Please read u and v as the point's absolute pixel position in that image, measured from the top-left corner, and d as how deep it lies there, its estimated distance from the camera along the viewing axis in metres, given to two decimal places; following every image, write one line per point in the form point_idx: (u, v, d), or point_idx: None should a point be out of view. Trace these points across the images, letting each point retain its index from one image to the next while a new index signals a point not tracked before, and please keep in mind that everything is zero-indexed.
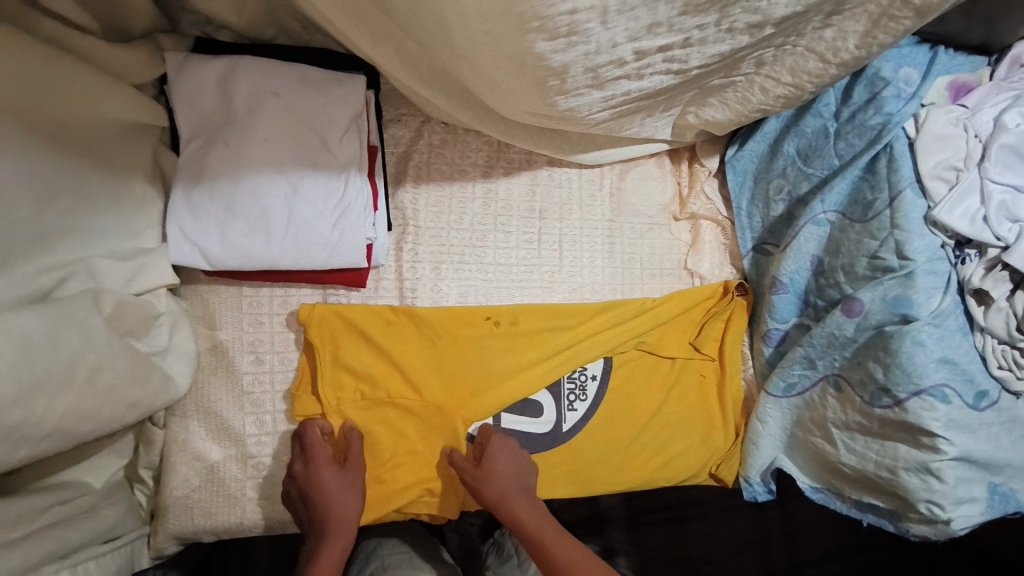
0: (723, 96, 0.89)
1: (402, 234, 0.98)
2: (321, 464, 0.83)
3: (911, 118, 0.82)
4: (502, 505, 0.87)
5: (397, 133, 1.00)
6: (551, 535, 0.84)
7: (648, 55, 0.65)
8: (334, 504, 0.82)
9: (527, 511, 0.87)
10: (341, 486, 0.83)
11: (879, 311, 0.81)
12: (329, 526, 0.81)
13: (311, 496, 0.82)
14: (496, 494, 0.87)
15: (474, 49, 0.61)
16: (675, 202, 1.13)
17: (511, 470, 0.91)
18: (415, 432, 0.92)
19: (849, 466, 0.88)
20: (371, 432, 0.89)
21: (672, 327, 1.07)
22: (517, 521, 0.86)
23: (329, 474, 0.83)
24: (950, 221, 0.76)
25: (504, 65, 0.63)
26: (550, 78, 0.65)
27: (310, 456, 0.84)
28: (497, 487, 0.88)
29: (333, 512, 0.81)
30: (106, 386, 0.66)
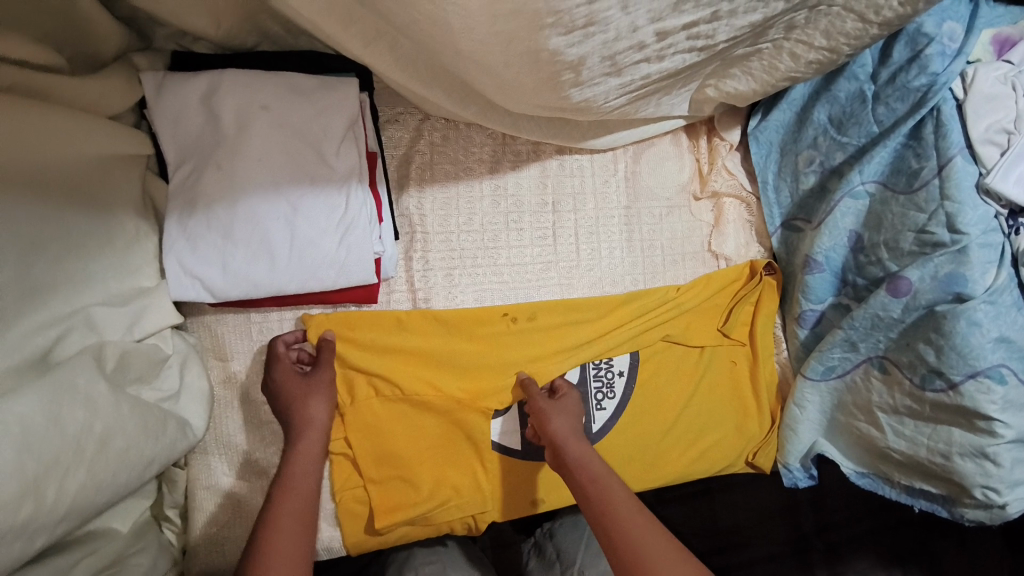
0: (747, 66, 0.81)
1: (410, 242, 0.93)
2: (288, 378, 0.80)
3: (958, 78, 0.75)
4: (567, 448, 0.84)
5: (396, 134, 0.93)
6: (610, 490, 0.80)
7: (672, 34, 0.59)
8: (298, 410, 0.78)
9: (588, 458, 0.83)
10: (311, 396, 0.80)
11: (929, 290, 0.74)
12: (295, 434, 0.78)
13: (284, 406, 0.79)
14: (563, 437, 0.85)
15: (481, 51, 0.55)
16: (694, 180, 1.07)
17: (574, 411, 0.90)
18: (437, 428, 0.88)
19: (898, 451, 0.82)
20: (391, 431, 0.86)
21: (700, 313, 1.03)
22: (582, 465, 0.82)
23: (297, 385, 0.80)
24: (1005, 189, 0.70)
25: (514, 64, 0.57)
26: (562, 72, 0.58)
27: (283, 375, 0.80)
28: (565, 427, 0.86)
29: (303, 424, 0.78)
30: (120, 450, 0.63)
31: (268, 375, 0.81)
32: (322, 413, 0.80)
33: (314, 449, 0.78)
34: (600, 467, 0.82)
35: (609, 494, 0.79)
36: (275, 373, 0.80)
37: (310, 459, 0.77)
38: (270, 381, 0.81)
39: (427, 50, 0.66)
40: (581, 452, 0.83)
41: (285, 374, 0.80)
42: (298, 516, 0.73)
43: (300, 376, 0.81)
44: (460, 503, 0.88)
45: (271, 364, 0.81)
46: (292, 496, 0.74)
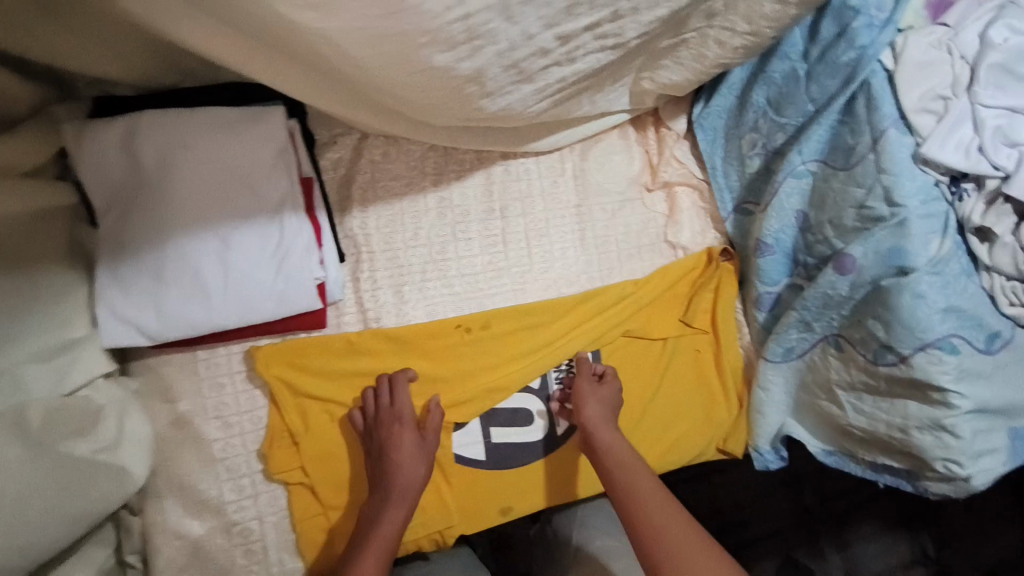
0: (677, 56, 0.79)
1: (357, 262, 0.91)
2: (402, 429, 0.85)
3: (888, 49, 0.70)
4: (597, 433, 0.89)
5: (335, 156, 0.91)
6: (644, 485, 0.84)
7: (573, 39, 0.57)
8: (400, 470, 0.83)
9: (623, 455, 0.87)
10: (413, 454, 0.85)
11: (872, 266, 0.73)
12: (392, 489, 0.83)
13: (380, 454, 0.84)
14: (602, 434, 0.89)
15: (377, 71, 0.54)
16: (645, 172, 1.05)
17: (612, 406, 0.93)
18: None
19: (859, 427, 0.82)
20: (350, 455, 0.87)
21: (658, 305, 1.02)
22: (610, 450, 0.88)
23: (406, 437, 0.85)
24: (942, 157, 0.66)
25: (415, 82, 0.56)
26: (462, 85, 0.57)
27: (406, 422, 0.85)
28: (596, 414, 0.90)
29: (402, 472, 0.83)
30: (41, 511, 0.64)
31: (376, 417, 0.86)
32: (416, 467, 0.84)
33: (403, 495, 0.83)
34: (633, 464, 0.86)
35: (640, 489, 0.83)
36: (387, 418, 0.85)
37: (398, 504, 0.82)
38: (389, 420, 0.85)
39: (333, 73, 0.64)
40: (605, 440, 0.88)
41: (395, 422, 0.85)
42: (383, 558, 0.78)
43: (409, 428, 0.86)
44: (423, 520, 0.90)
45: (393, 403, 0.86)
46: (378, 543, 0.79)
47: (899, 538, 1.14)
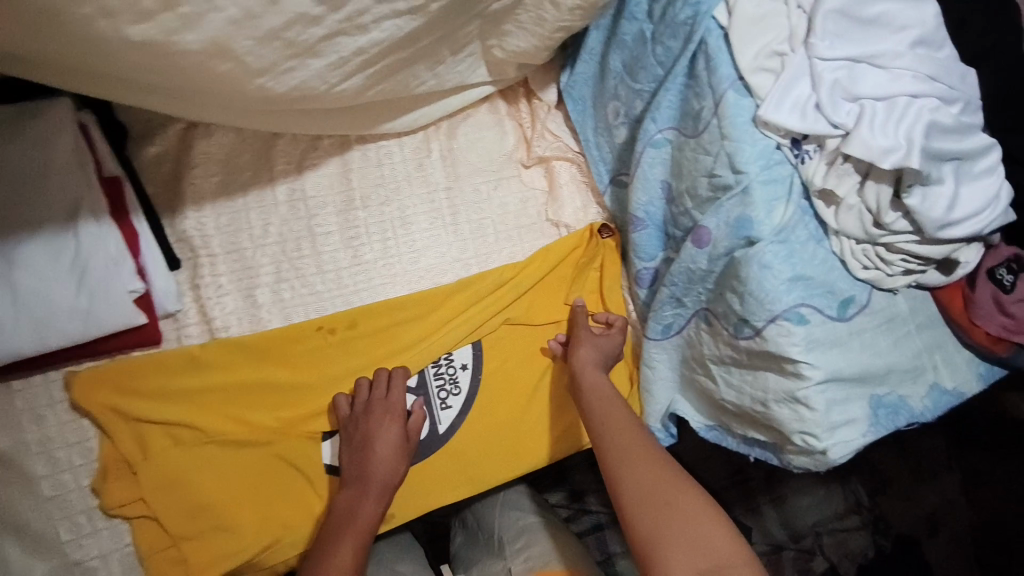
0: (517, 19, 0.73)
1: (195, 267, 0.82)
2: (381, 421, 0.82)
3: (723, 2, 0.64)
4: (583, 375, 0.85)
5: (157, 151, 0.82)
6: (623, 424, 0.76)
7: (347, 4, 0.49)
8: (375, 464, 0.81)
9: (607, 398, 0.81)
10: (394, 449, 0.82)
11: (725, 237, 0.71)
12: (366, 479, 0.80)
13: (361, 445, 0.82)
14: (585, 378, 0.84)
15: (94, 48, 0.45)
16: (521, 147, 0.98)
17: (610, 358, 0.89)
18: (253, 463, 0.82)
19: (731, 403, 0.80)
20: (199, 478, 0.80)
21: (540, 288, 0.97)
22: (594, 390, 0.82)
23: (389, 428, 0.82)
24: (779, 119, 0.62)
25: (148, 61, 0.47)
26: (209, 62, 0.48)
27: (384, 414, 0.83)
28: (587, 358, 0.87)
29: (377, 464, 0.81)
30: None
31: (365, 407, 0.83)
32: (393, 462, 0.81)
33: (381, 487, 0.80)
34: (618, 406, 0.80)
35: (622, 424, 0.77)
36: (375, 409, 0.83)
37: (374, 497, 0.79)
38: (364, 412, 0.83)
39: (80, 64, 0.55)
40: (591, 381, 0.84)
41: (382, 413, 0.83)
42: (360, 549, 0.74)
43: (397, 420, 0.83)
44: (292, 539, 0.82)
45: (389, 393, 0.85)
46: (355, 530, 0.76)
47: (832, 490, 1.17)
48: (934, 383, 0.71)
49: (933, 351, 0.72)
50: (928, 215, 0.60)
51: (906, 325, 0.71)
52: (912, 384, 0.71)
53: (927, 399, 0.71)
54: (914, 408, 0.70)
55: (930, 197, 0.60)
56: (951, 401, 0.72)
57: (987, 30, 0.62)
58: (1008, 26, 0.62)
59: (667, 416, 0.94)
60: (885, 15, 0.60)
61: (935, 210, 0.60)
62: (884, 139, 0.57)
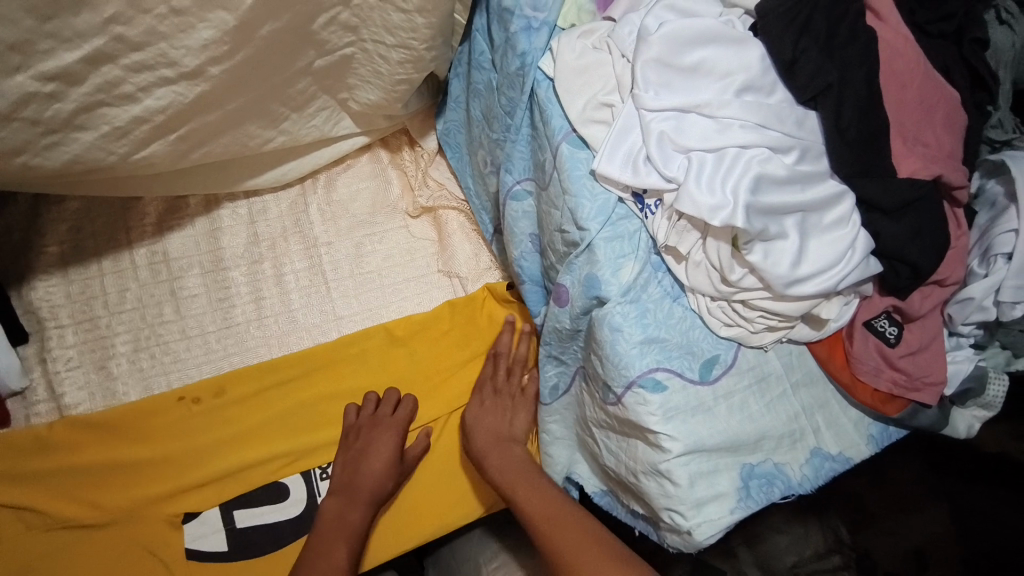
0: (357, 73, 0.69)
1: (42, 340, 0.80)
2: (385, 437, 0.81)
3: (548, 54, 0.62)
4: (472, 435, 0.82)
5: (5, 223, 0.80)
6: (541, 492, 0.74)
7: (86, 78, 0.50)
8: (368, 475, 0.79)
9: (516, 460, 0.79)
10: (390, 463, 0.81)
11: (579, 296, 0.63)
12: (355, 490, 0.79)
13: (357, 456, 0.81)
14: (483, 438, 0.81)
15: None
16: (406, 197, 0.94)
17: (511, 405, 0.85)
18: (107, 549, 0.75)
19: (613, 470, 0.72)
20: (47, 566, 0.73)
21: (435, 343, 0.90)
22: (483, 456, 0.80)
23: (389, 441, 0.81)
24: (612, 172, 0.57)
25: None
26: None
27: (387, 430, 0.82)
28: (475, 415, 0.83)
29: (368, 476, 0.79)
30: None
31: (371, 423, 0.82)
32: (384, 477, 0.80)
33: (370, 496, 0.79)
34: (507, 454, 0.80)
35: (537, 494, 0.74)
36: (381, 425, 0.82)
37: (363, 504, 0.78)
38: (368, 425, 0.82)
39: None
40: (481, 447, 0.81)
41: (382, 429, 0.82)
42: (350, 556, 0.74)
43: (397, 436, 0.82)
44: None
45: (394, 414, 0.84)
46: (343, 537, 0.75)
47: (810, 527, 0.98)
48: (815, 447, 0.65)
49: (813, 412, 0.66)
50: (775, 272, 0.54)
51: (781, 387, 0.64)
52: (791, 451, 0.64)
53: (805, 469, 0.64)
54: (792, 476, 0.64)
55: (772, 252, 0.55)
56: (832, 468, 0.66)
57: (826, 67, 0.56)
58: (854, 59, 0.56)
59: (566, 479, 0.85)
60: (706, 63, 0.56)
61: (781, 265, 0.55)
62: (711, 195, 0.53)
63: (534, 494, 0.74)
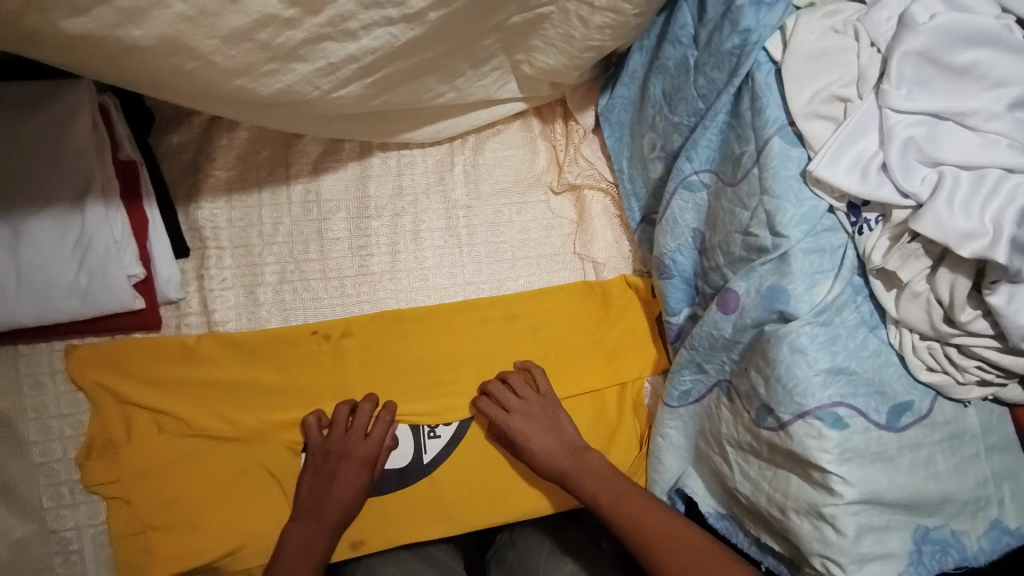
0: (544, 34, 0.67)
1: (202, 258, 0.83)
2: (352, 467, 0.77)
3: (777, 33, 0.57)
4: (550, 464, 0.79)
5: (180, 140, 0.83)
6: (631, 499, 0.75)
7: (323, 8, 0.46)
8: (331, 506, 0.77)
9: (598, 466, 0.78)
10: (360, 489, 0.78)
11: (754, 307, 0.59)
12: (317, 521, 0.76)
13: (327, 481, 0.77)
14: (557, 461, 0.79)
15: (59, 49, 0.43)
16: (551, 170, 0.92)
17: (554, 412, 0.83)
18: (230, 467, 0.79)
19: (744, 495, 0.67)
20: (178, 468, 0.78)
21: (560, 325, 0.89)
22: (561, 475, 0.79)
23: (355, 474, 0.78)
24: (833, 179, 0.52)
25: (126, 68, 0.46)
26: (171, 58, 0.45)
27: (357, 461, 0.78)
28: (548, 445, 0.80)
29: (333, 507, 0.77)
30: None
31: (342, 451, 0.78)
32: (350, 504, 0.78)
33: (332, 525, 0.77)
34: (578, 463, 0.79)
35: (624, 501, 0.75)
36: (347, 451, 0.78)
37: (327, 532, 0.76)
38: (336, 451, 0.78)
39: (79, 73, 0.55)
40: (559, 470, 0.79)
41: (350, 461, 0.78)
42: None
43: (364, 466, 0.78)
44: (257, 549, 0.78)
45: (367, 438, 0.79)
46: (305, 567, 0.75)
47: None
48: (995, 520, 0.59)
49: (1001, 480, 0.59)
50: (1018, 322, 0.48)
51: (973, 447, 0.59)
52: (970, 519, 0.58)
53: (982, 541, 0.58)
54: (967, 547, 0.58)
55: None
56: (1010, 545, 0.59)
57: None
58: None
59: (673, 491, 0.81)
60: (980, 66, 0.50)
61: None
62: (962, 221, 0.48)
63: (626, 502, 0.75)
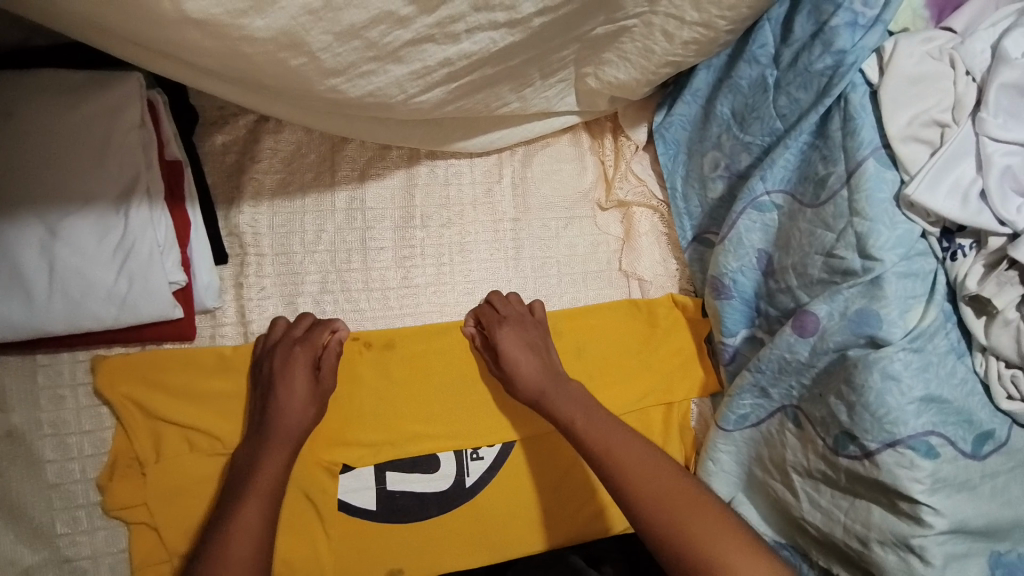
0: (620, 48, 0.66)
1: (241, 265, 0.79)
2: (296, 366, 0.73)
3: (873, 55, 0.59)
4: (527, 380, 0.76)
5: (224, 141, 0.79)
6: (600, 426, 0.72)
7: (437, 8, 0.44)
8: (283, 413, 0.71)
9: (572, 392, 0.76)
10: (308, 396, 0.73)
11: (838, 331, 0.60)
12: (270, 434, 0.70)
13: (268, 394, 0.72)
14: (533, 379, 0.76)
15: (160, 38, 0.40)
16: (599, 186, 0.91)
17: (537, 335, 0.80)
18: None
19: (813, 526, 0.66)
20: (205, 488, 0.72)
21: (605, 343, 0.86)
22: (536, 393, 0.76)
23: (299, 376, 0.72)
24: (931, 201, 0.54)
25: (228, 63, 0.43)
26: (281, 52, 0.42)
27: (297, 359, 0.73)
28: (525, 359, 0.77)
29: (284, 415, 0.71)
30: None
31: (282, 352, 0.74)
32: (302, 409, 0.72)
33: (284, 438, 0.70)
34: (547, 377, 0.76)
35: (595, 424, 0.72)
36: (289, 352, 0.74)
37: (279, 447, 0.70)
38: (278, 355, 0.74)
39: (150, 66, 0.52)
40: (540, 388, 0.76)
41: (292, 361, 0.73)
42: (267, 510, 0.66)
43: (307, 367, 0.73)
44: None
45: (305, 338, 0.75)
46: (261, 490, 0.67)
47: None
48: None
49: None
50: None
51: None
52: None
53: None
54: None
55: None
56: None
57: None
58: None
59: None
60: None
61: None
62: None
63: (596, 425, 0.72)
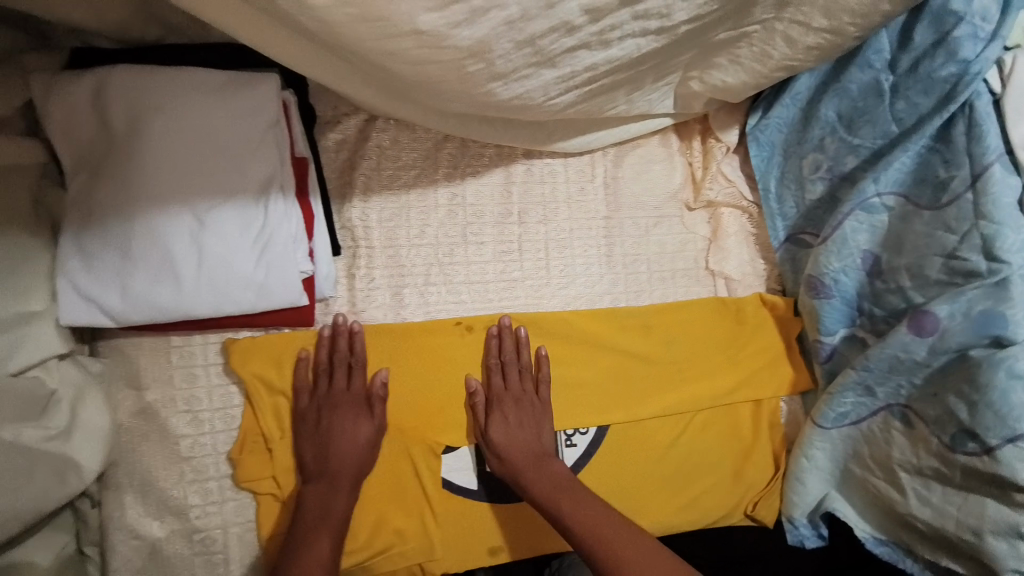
0: (735, 53, 0.68)
1: (353, 256, 0.83)
2: (348, 415, 0.75)
3: (994, 66, 0.63)
4: (517, 460, 0.76)
5: (337, 140, 0.84)
6: (589, 504, 0.75)
7: (605, 18, 0.48)
8: (340, 462, 0.73)
9: (558, 474, 0.77)
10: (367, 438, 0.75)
11: (960, 331, 0.62)
12: (330, 480, 0.73)
13: (320, 440, 0.74)
14: (521, 457, 0.76)
15: (364, 48, 0.44)
16: (688, 187, 0.93)
17: (538, 412, 0.80)
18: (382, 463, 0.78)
19: (921, 520, 0.69)
20: None
21: (694, 337, 0.87)
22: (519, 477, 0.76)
23: (358, 422, 0.75)
24: None
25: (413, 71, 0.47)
26: (467, 60, 0.46)
27: (349, 406, 0.76)
28: (510, 436, 0.77)
29: (345, 462, 0.73)
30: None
31: (331, 400, 0.76)
32: (356, 457, 0.74)
33: (348, 483, 0.73)
34: (536, 453, 0.77)
35: (583, 503, 0.74)
36: (343, 400, 0.76)
37: (346, 491, 0.73)
38: (337, 399, 0.76)
39: None
40: (529, 471, 0.76)
41: (349, 407, 0.75)
42: (334, 549, 0.70)
43: (364, 410, 0.76)
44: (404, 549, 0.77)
45: (351, 386, 0.77)
46: (326, 531, 0.70)
47: None
48: None
49: None
50: None
51: None
52: None
53: None
54: None
55: None
56: None
57: None
58: None
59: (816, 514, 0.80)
60: None
61: None
62: None
63: (586, 507, 0.74)
